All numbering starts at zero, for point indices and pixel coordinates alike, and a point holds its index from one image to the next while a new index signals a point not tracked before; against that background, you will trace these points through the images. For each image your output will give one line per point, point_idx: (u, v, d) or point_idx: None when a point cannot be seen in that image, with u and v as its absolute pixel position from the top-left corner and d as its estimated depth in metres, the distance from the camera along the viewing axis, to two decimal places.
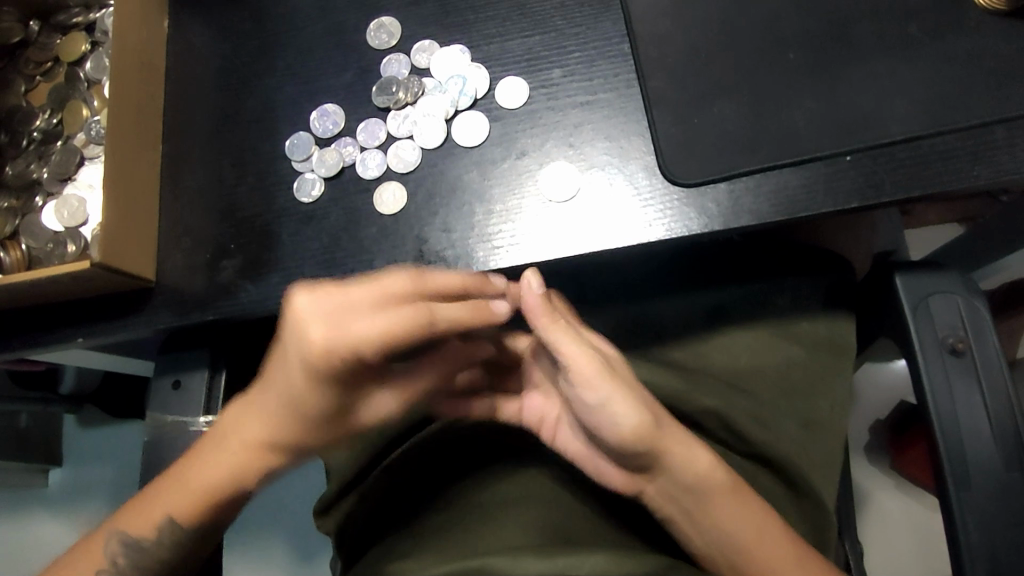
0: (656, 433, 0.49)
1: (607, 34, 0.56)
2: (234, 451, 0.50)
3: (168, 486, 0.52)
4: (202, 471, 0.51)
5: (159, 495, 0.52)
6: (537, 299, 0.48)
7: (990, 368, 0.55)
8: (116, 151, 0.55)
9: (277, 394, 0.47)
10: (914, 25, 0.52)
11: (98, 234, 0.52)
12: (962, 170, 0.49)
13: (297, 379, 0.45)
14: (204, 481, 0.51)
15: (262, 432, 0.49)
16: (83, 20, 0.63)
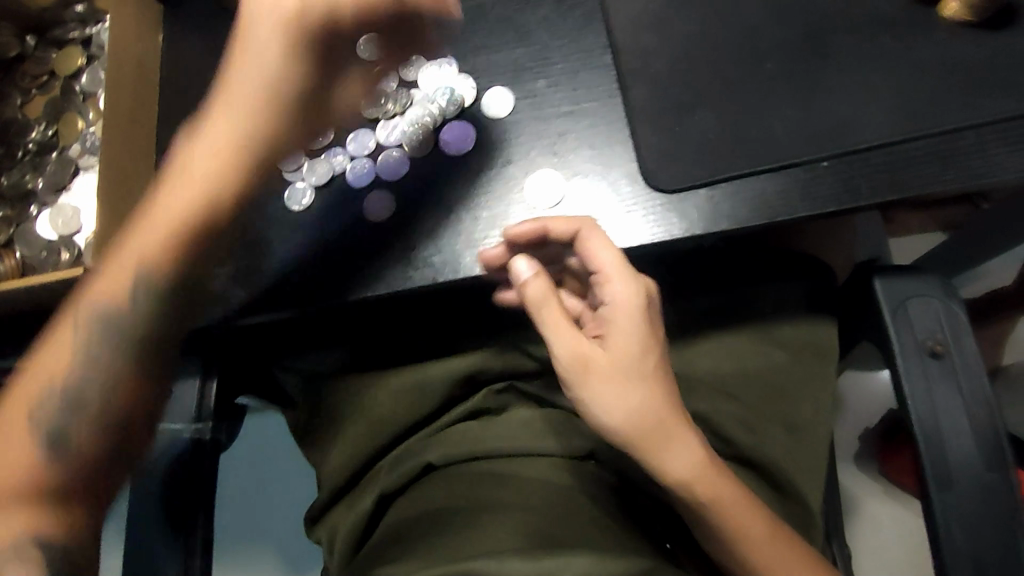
0: (638, 440, 0.52)
1: (590, 46, 0.58)
2: (211, 163, 0.53)
3: (149, 225, 0.53)
4: (185, 195, 0.53)
5: (115, 280, 0.53)
6: (530, 287, 0.53)
7: (968, 369, 0.56)
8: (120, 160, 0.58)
9: (247, 84, 0.52)
10: (886, 36, 0.54)
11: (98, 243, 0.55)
12: (934, 175, 0.50)
13: (274, 50, 0.52)
14: (183, 198, 0.53)
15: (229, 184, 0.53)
16: (80, 34, 0.64)
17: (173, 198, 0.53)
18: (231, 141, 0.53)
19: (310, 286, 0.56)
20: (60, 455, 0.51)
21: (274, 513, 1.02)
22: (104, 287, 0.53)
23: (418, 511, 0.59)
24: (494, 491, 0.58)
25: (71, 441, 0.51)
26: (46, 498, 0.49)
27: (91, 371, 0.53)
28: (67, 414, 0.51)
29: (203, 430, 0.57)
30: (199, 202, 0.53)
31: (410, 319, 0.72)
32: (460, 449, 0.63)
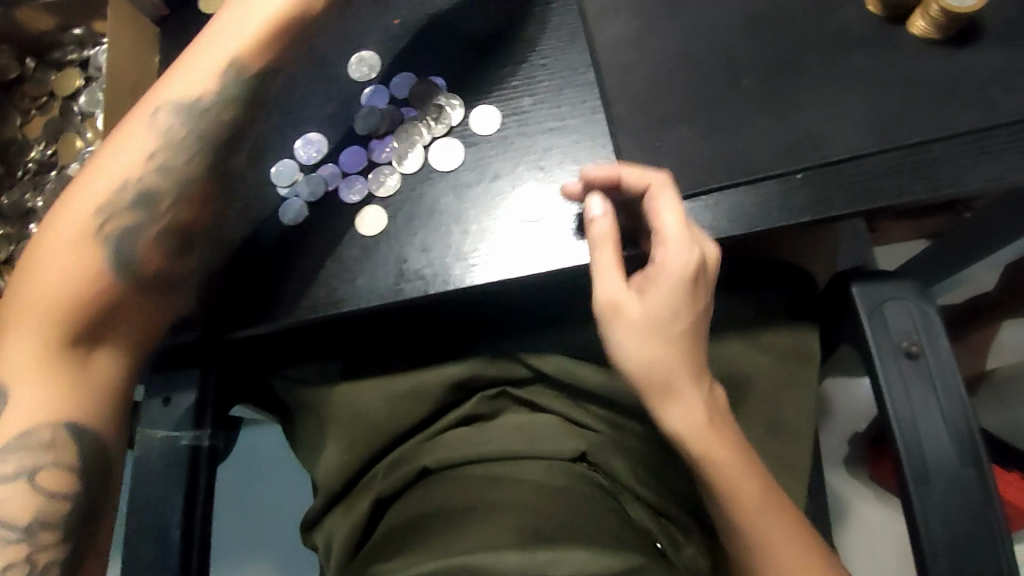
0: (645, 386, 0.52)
1: (574, 64, 0.60)
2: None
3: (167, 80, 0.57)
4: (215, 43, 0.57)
5: (181, 86, 0.57)
6: (594, 225, 0.53)
7: (943, 370, 0.58)
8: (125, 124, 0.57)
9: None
10: (856, 54, 0.56)
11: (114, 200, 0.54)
12: (904, 185, 0.53)
13: None
14: (208, 64, 0.57)
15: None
16: (78, 56, 0.66)
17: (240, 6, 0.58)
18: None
19: (305, 298, 0.58)
20: (113, 273, 0.53)
21: (271, 524, 1.03)
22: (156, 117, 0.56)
23: (414, 512, 0.61)
24: (487, 491, 0.59)
25: (121, 274, 0.53)
26: (70, 366, 0.51)
27: (171, 156, 0.56)
28: (135, 221, 0.54)
29: (202, 438, 0.58)
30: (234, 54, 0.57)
31: (403, 331, 0.73)
32: (454, 454, 0.65)
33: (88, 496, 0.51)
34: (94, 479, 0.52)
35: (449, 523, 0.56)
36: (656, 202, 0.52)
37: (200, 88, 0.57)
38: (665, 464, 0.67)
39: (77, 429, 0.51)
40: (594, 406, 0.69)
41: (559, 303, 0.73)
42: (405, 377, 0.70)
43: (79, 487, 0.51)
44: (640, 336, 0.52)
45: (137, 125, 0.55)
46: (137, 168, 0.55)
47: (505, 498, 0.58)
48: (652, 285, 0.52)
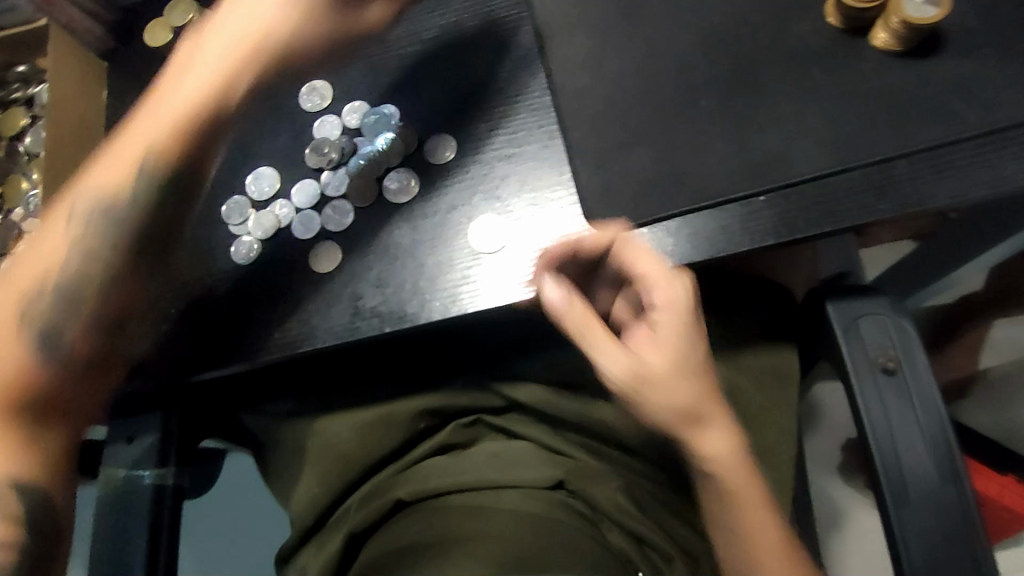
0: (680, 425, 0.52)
1: (529, 88, 0.58)
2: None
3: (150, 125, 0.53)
4: (197, 63, 0.52)
5: (148, 121, 0.52)
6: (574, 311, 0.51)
7: (922, 385, 0.57)
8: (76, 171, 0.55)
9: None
10: (816, 69, 0.55)
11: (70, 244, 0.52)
12: (869, 204, 0.51)
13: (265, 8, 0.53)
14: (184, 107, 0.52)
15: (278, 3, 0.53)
16: (23, 95, 0.64)
17: (217, 76, 0.52)
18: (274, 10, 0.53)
19: (259, 338, 0.56)
20: (74, 328, 0.51)
21: (254, 557, 1.00)
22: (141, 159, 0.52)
23: (387, 547, 0.58)
24: (459, 523, 0.57)
25: (79, 325, 0.51)
26: (29, 427, 0.50)
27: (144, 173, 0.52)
28: (94, 257, 0.52)
29: (167, 477, 0.56)
30: (212, 86, 0.52)
31: (374, 366, 0.72)
32: (430, 485, 0.62)
33: (36, 554, 0.49)
34: (42, 535, 0.49)
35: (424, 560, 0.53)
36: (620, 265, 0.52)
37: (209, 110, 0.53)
38: (644, 493, 0.65)
39: (20, 489, 0.49)
40: (569, 433, 0.67)
41: (529, 330, 0.72)
42: (378, 409, 0.69)
43: (24, 539, 0.48)
44: (666, 382, 0.51)
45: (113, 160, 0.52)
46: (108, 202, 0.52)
47: (481, 530, 0.55)
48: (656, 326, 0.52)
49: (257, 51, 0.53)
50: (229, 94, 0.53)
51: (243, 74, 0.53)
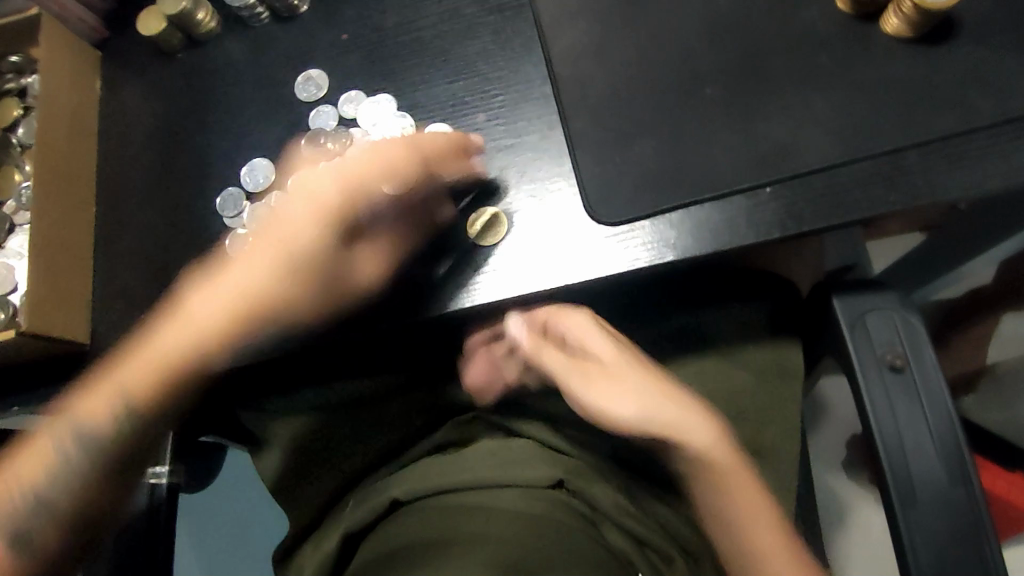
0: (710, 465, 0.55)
1: (529, 77, 0.57)
2: (303, 224, 0.51)
3: (188, 320, 0.52)
4: (246, 262, 0.52)
5: (183, 331, 0.52)
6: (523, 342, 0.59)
7: (930, 383, 0.55)
8: (88, 385, 0.53)
9: (298, 216, 0.51)
10: (825, 56, 0.53)
11: (26, 304, 0.52)
12: (879, 196, 0.50)
13: (334, 199, 0.50)
14: (229, 288, 0.52)
15: (325, 204, 0.50)
16: (15, 85, 0.62)
17: (296, 237, 0.51)
18: (336, 168, 0.50)
19: None
20: (78, 478, 0.50)
21: (256, 549, 1.00)
22: (153, 360, 0.52)
23: (384, 546, 0.57)
24: (456, 522, 0.55)
25: (87, 475, 0.50)
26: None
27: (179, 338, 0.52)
28: (118, 395, 0.51)
29: (161, 476, 0.54)
30: (240, 302, 0.52)
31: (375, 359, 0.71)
32: (427, 482, 0.62)
33: None
34: None
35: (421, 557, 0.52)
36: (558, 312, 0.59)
37: (269, 291, 0.52)
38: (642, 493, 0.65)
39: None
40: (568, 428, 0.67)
41: None
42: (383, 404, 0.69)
43: None
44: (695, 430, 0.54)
45: (124, 375, 0.51)
46: (173, 360, 0.51)
47: (480, 529, 0.54)
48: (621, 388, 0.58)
49: (294, 256, 0.51)
50: (263, 317, 0.52)
51: (275, 297, 0.52)
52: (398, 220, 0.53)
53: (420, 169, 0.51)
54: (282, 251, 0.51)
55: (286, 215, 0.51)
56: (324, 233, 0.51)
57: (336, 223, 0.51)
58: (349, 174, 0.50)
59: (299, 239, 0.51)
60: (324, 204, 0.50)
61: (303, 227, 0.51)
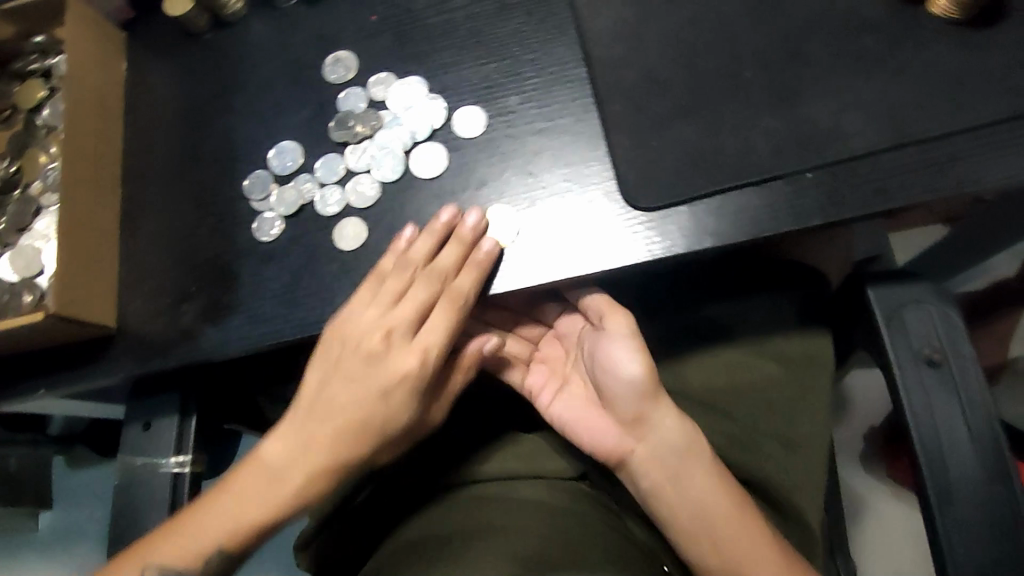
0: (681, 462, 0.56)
1: (563, 59, 0.56)
2: (384, 383, 0.51)
3: (273, 468, 0.51)
4: (335, 420, 0.51)
5: (271, 486, 0.51)
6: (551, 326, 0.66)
7: (968, 379, 0.53)
8: (165, 529, 0.50)
9: (366, 321, 0.51)
10: (869, 39, 0.52)
11: (54, 282, 0.51)
12: (923, 183, 0.48)
13: (404, 367, 0.51)
14: (323, 445, 0.51)
15: (397, 355, 0.51)
16: (40, 66, 0.62)
17: (370, 392, 0.51)
18: (383, 292, 0.51)
19: (280, 319, 0.54)
20: None
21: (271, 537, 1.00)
22: (235, 513, 0.50)
23: (408, 537, 0.58)
24: (485, 514, 0.57)
25: None
26: None
27: (290, 470, 0.51)
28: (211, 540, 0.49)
29: (184, 465, 0.55)
30: (336, 447, 0.51)
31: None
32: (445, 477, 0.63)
33: None
34: None
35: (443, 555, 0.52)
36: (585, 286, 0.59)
37: (360, 438, 0.52)
38: None
39: None
40: None
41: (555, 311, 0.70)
42: None
43: None
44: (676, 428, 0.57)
45: (193, 536, 0.49)
46: (263, 509, 0.50)
47: (507, 521, 0.55)
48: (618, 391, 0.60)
49: (373, 426, 0.51)
50: (349, 471, 0.52)
51: (353, 458, 0.52)
52: (451, 336, 0.52)
53: (471, 289, 0.51)
54: (362, 374, 0.51)
55: (370, 381, 0.51)
56: (413, 384, 0.51)
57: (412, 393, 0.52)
58: (396, 321, 0.51)
59: (370, 348, 0.51)
60: (399, 374, 0.51)
61: (379, 338, 0.51)
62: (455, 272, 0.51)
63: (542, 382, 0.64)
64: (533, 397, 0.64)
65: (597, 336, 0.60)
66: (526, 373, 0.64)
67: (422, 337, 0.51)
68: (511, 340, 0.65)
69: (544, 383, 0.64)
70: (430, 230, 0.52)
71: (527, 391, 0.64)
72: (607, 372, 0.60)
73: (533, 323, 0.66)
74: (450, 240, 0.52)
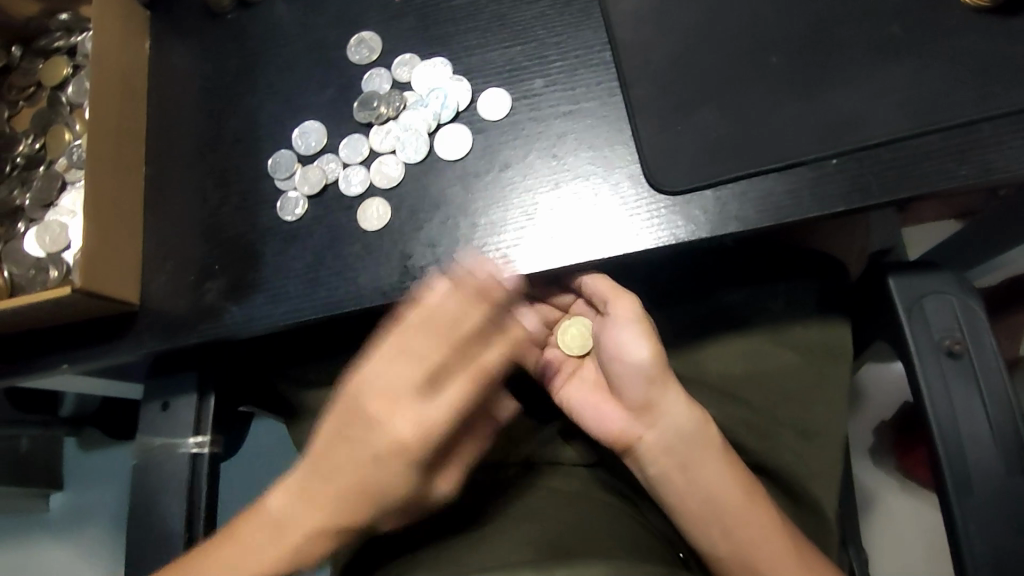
0: (690, 451, 0.56)
1: (588, 42, 0.56)
2: (382, 456, 0.47)
3: (275, 528, 0.50)
4: (332, 486, 0.49)
5: (271, 547, 0.49)
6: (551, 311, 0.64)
7: (988, 370, 0.54)
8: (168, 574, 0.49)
9: (377, 378, 0.47)
10: (897, 26, 0.51)
11: (81, 258, 0.51)
12: (950, 170, 0.48)
13: (403, 436, 0.47)
14: (320, 510, 0.49)
15: (397, 420, 0.47)
16: (65, 43, 0.62)
17: (371, 463, 0.48)
18: (400, 343, 0.47)
19: (304, 298, 0.55)
20: None
21: None
22: (234, 571, 0.49)
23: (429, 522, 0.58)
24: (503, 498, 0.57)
25: None
26: None
27: (291, 528, 0.50)
28: None
29: (203, 445, 0.55)
30: (339, 512, 0.49)
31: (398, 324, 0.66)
32: None
33: None
34: None
35: None
36: (586, 272, 0.58)
37: (361, 507, 0.49)
38: None
39: None
40: None
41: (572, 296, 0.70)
42: None
43: None
44: (685, 413, 0.56)
45: None
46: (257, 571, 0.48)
47: (533, 510, 0.56)
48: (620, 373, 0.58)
49: (371, 495, 0.49)
50: (352, 532, 0.50)
51: (352, 523, 0.49)
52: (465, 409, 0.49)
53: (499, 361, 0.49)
54: (361, 441, 0.48)
55: (366, 451, 0.48)
56: (411, 438, 0.47)
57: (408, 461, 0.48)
58: (405, 387, 0.47)
59: (374, 411, 0.47)
60: (398, 445, 0.47)
61: (380, 404, 0.47)
62: (476, 338, 0.48)
63: (556, 366, 0.63)
64: (546, 380, 0.63)
65: (603, 321, 0.59)
66: (541, 356, 0.63)
67: (427, 408, 0.48)
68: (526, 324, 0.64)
69: (558, 366, 0.63)
70: (460, 285, 0.48)
71: (540, 375, 0.63)
72: (615, 358, 0.58)
73: (549, 307, 0.63)
74: (453, 282, 0.48)
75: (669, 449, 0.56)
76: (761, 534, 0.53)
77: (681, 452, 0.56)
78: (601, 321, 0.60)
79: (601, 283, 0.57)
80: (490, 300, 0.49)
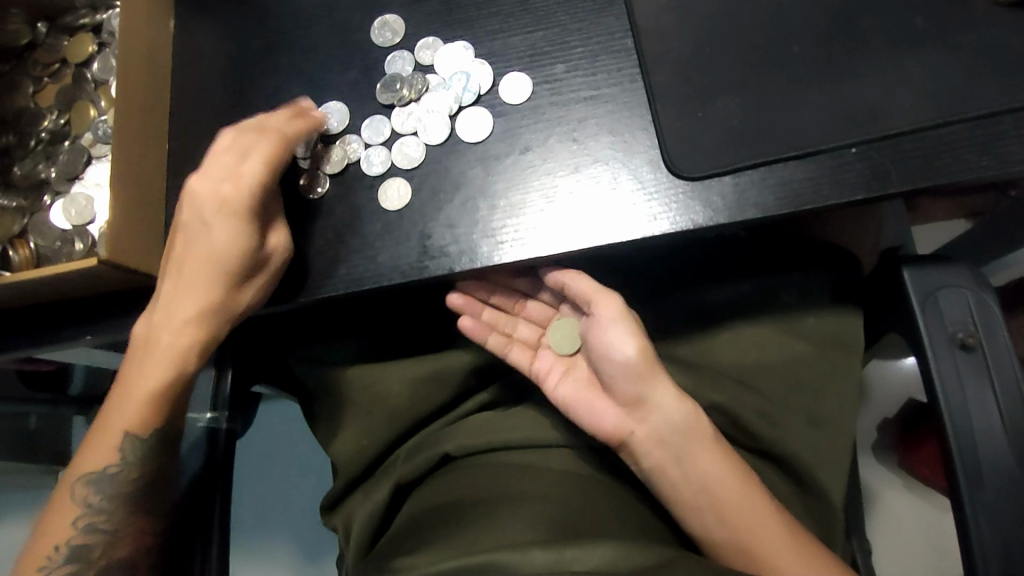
0: (685, 438, 0.57)
1: (610, 29, 0.56)
2: (198, 269, 0.53)
3: (158, 348, 0.54)
4: (186, 294, 0.53)
5: (162, 366, 0.54)
6: (533, 310, 0.65)
7: (1001, 363, 0.54)
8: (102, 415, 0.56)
9: (203, 188, 0.52)
10: (919, 18, 0.52)
11: (108, 232, 0.52)
12: (969, 162, 0.48)
13: (220, 238, 0.52)
14: (183, 318, 0.54)
15: (206, 245, 0.53)
16: (91, 20, 0.62)
17: (206, 251, 0.53)
18: (234, 179, 0.52)
19: (324, 275, 0.55)
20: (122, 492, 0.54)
21: (289, 500, 1.02)
22: (142, 395, 0.54)
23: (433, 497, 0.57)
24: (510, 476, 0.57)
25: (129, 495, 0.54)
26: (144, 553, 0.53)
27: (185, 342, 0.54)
28: (135, 432, 0.54)
29: (218, 420, 0.57)
30: (202, 321, 0.54)
31: (406, 311, 0.67)
32: (480, 440, 0.60)
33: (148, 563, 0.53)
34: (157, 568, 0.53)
35: (466, 518, 0.52)
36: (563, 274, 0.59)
37: (215, 310, 0.54)
38: None
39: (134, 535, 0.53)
40: None
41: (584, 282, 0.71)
42: (426, 362, 0.64)
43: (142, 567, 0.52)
44: (677, 408, 0.57)
45: (113, 421, 0.54)
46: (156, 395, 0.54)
47: (532, 490, 0.54)
48: (611, 370, 0.59)
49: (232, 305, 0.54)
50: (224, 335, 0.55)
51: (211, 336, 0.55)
52: (252, 196, 0.52)
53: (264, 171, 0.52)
54: (199, 239, 0.53)
55: (193, 281, 0.53)
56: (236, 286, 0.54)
57: (225, 318, 0.55)
58: (207, 190, 0.52)
59: (201, 198, 0.52)
60: (215, 245, 0.52)
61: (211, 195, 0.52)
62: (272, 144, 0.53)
63: (549, 366, 0.62)
64: (539, 380, 0.62)
65: (587, 321, 0.61)
66: (534, 357, 0.63)
67: (226, 191, 0.52)
68: (513, 325, 0.64)
69: (551, 366, 0.62)
70: (287, 109, 0.56)
71: (533, 375, 0.62)
72: (603, 356, 0.60)
73: (539, 304, 0.66)
74: (287, 109, 0.56)
75: (667, 441, 0.57)
76: (760, 527, 0.54)
77: (680, 444, 0.57)
78: (586, 321, 0.61)
79: (582, 281, 0.59)
80: (280, 133, 0.54)
